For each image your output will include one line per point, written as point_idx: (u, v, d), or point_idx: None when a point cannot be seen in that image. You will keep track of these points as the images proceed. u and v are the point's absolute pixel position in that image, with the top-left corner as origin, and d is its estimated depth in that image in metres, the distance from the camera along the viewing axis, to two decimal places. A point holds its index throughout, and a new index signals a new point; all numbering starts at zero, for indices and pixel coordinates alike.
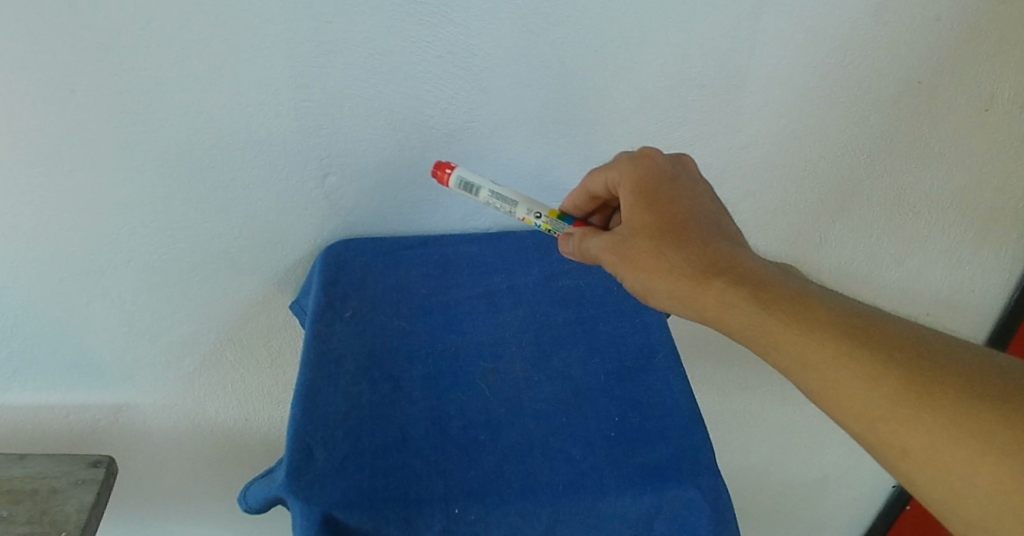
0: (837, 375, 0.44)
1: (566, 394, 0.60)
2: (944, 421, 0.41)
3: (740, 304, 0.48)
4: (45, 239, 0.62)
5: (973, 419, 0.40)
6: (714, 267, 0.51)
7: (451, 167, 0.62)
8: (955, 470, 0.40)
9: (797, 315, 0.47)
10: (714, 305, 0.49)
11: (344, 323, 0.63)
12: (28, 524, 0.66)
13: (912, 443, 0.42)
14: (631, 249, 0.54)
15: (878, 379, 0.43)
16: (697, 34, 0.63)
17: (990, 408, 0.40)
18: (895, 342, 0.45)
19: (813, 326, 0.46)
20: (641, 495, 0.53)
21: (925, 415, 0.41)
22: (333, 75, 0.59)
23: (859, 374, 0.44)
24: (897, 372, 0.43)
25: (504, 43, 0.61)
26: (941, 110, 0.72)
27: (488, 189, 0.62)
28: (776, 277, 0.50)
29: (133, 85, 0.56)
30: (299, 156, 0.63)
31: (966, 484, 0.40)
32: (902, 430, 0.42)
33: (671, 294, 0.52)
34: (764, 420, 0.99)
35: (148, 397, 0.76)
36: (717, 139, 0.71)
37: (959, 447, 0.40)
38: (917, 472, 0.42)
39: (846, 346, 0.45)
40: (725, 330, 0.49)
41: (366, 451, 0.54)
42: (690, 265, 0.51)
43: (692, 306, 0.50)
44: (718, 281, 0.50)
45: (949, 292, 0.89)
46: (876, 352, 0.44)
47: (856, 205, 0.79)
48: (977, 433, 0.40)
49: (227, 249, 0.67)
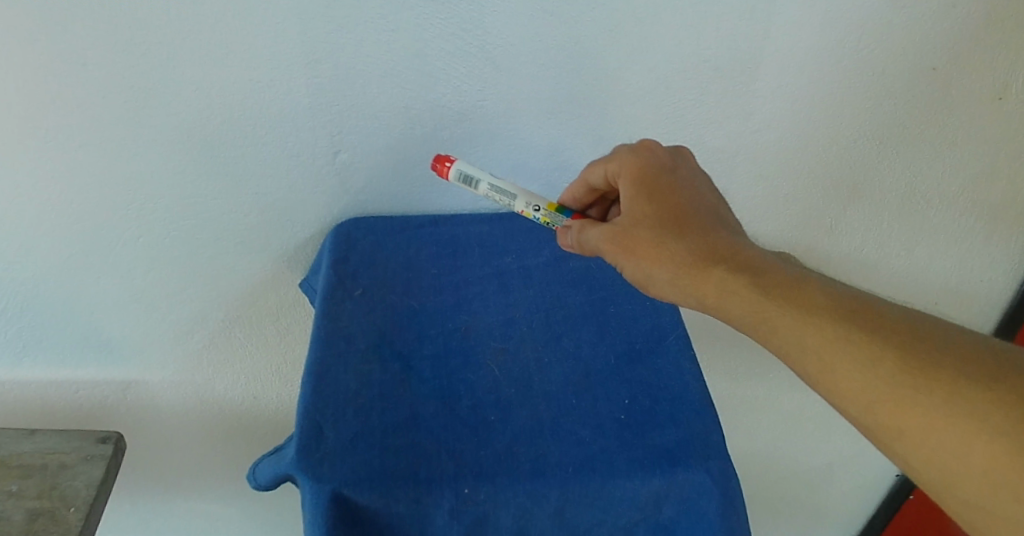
0: (835, 360, 0.44)
1: (577, 375, 0.59)
2: (939, 401, 0.41)
3: (741, 290, 0.48)
4: (56, 214, 0.62)
5: (967, 398, 0.41)
6: (712, 255, 0.51)
7: (451, 160, 0.63)
8: (950, 450, 0.41)
9: (797, 303, 0.46)
10: (713, 293, 0.49)
11: (354, 301, 0.63)
12: (36, 498, 0.66)
13: (908, 423, 0.42)
14: (628, 239, 0.54)
15: (877, 363, 0.43)
16: (711, 16, 0.62)
17: (983, 388, 0.41)
18: (892, 328, 0.44)
19: (814, 314, 0.46)
20: (650, 478, 0.53)
21: (921, 397, 0.42)
22: (344, 51, 0.59)
23: (857, 358, 0.44)
24: (895, 355, 0.43)
25: (517, 23, 0.60)
26: (956, 96, 0.71)
27: (487, 181, 0.62)
28: (775, 265, 0.50)
29: (143, 59, 0.55)
30: (311, 133, 0.63)
31: (960, 462, 0.40)
32: (897, 411, 0.42)
33: (669, 281, 0.51)
34: (771, 406, 0.98)
35: (158, 374, 0.77)
36: (729, 121, 0.70)
37: (951, 426, 0.40)
38: (914, 454, 0.42)
39: (845, 332, 0.44)
40: (724, 317, 0.49)
41: (376, 429, 0.53)
42: (686, 252, 0.51)
43: (692, 294, 0.50)
44: (719, 269, 0.50)
45: (960, 280, 0.88)
46: (875, 336, 0.44)
47: (870, 191, 0.78)
48: (970, 413, 0.40)
49: (236, 226, 0.67)
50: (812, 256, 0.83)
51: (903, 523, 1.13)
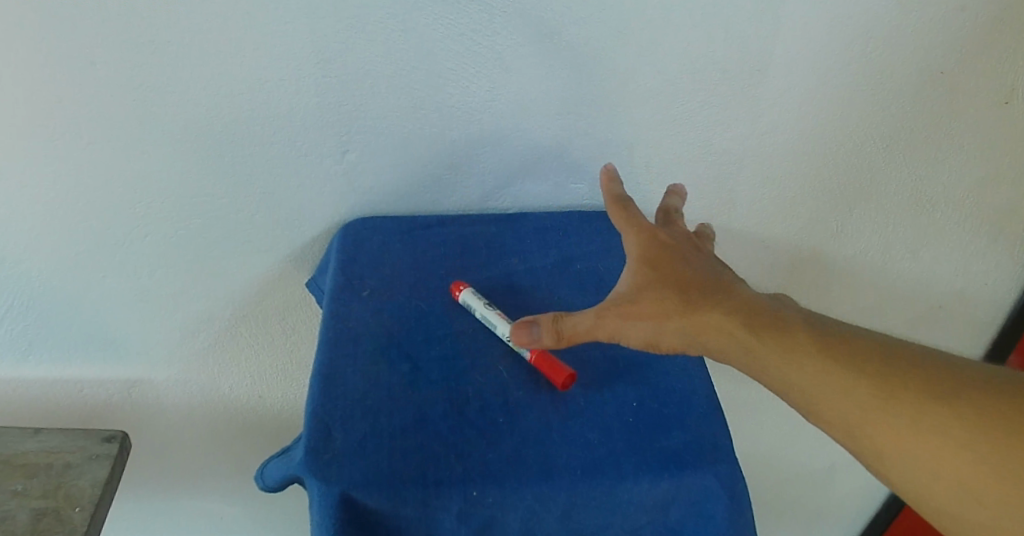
0: (839, 400, 0.46)
1: (584, 378, 0.59)
2: (936, 430, 0.44)
3: (738, 340, 0.50)
4: (62, 212, 0.62)
5: (967, 426, 0.43)
6: (701, 294, 0.53)
7: (460, 289, 0.63)
8: (925, 465, 0.44)
9: (781, 339, 0.49)
10: (709, 334, 0.50)
11: (361, 301, 0.62)
12: (42, 498, 0.66)
13: (888, 445, 0.45)
14: (622, 284, 0.55)
15: (855, 391, 0.46)
16: (721, 17, 0.62)
17: (981, 414, 0.43)
18: (868, 355, 0.47)
19: (796, 349, 0.48)
20: (659, 481, 0.53)
21: (898, 419, 0.45)
22: (354, 51, 0.58)
23: (837, 388, 0.46)
24: (871, 382, 0.46)
25: (527, 23, 0.60)
26: (965, 99, 0.70)
27: (480, 314, 0.61)
28: (759, 301, 0.52)
29: (152, 58, 0.55)
30: (319, 133, 0.62)
31: (936, 476, 0.44)
32: (891, 443, 0.45)
33: (664, 326, 0.52)
34: (775, 407, 0.98)
35: (162, 373, 0.76)
36: (738, 123, 0.70)
37: (953, 452, 0.43)
38: (922, 484, 0.44)
39: (824, 365, 0.47)
40: (732, 363, 0.50)
41: (385, 431, 0.53)
42: (677, 292, 0.53)
43: (699, 343, 0.51)
44: (722, 317, 0.51)
45: (964, 283, 0.87)
46: (852, 366, 0.47)
47: (878, 194, 0.78)
48: (941, 429, 0.44)
49: (243, 225, 0.67)
50: (818, 258, 0.83)
51: (902, 525, 1.13)
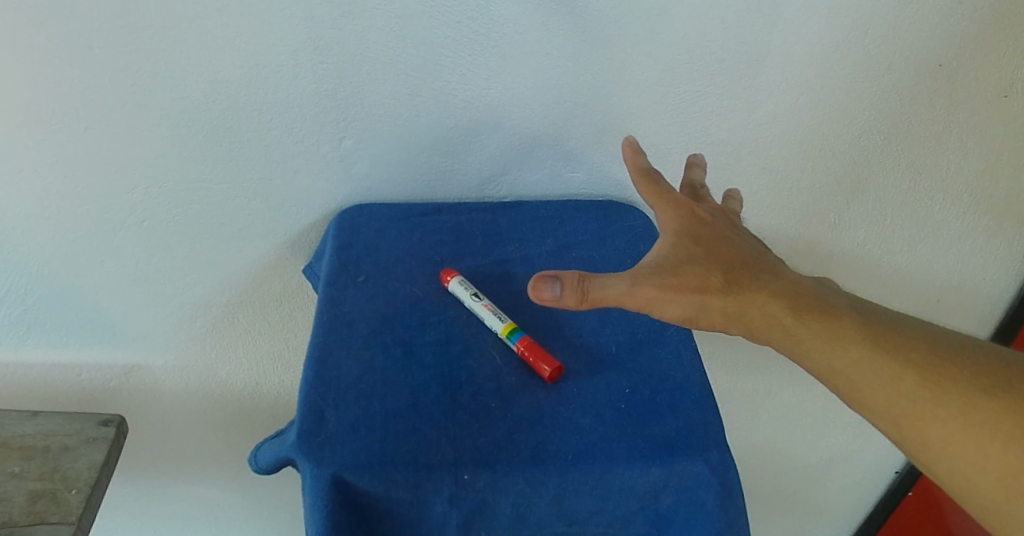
0: (871, 381, 0.49)
1: (577, 365, 0.60)
2: (958, 415, 0.47)
3: (781, 321, 0.51)
4: (60, 196, 0.62)
5: (986, 412, 0.47)
6: (747, 275, 0.53)
7: (450, 279, 0.63)
8: (945, 447, 0.47)
9: (827, 326, 0.51)
10: (755, 315, 0.51)
11: (356, 287, 0.63)
12: (39, 480, 0.67)
13: (912, 426, 0.48)
14: (658, 256, 0.54)
15: (897, 380, 0.49)
16: (717, 8, 0.62)
17: (999, 401, 0.47)
18: (909, 345, 0.50)
19: (843, 336, 0.50)
20: (649, 467, 0.53)
21: (924, 401, 0.48)
22: (351, 37, 0.59)
23: (881, 376, 0.49)
24: (903, 368, 0.49)
25: (523, 12, 0.60)
26: (962, 92, 0.70)
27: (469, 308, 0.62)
28: (802, 284, 0.53)
29: (150, 42, 0.55)
30: (316, 119, 0.63)
31: (954, 457, 0.47)
32: (918, 425, 0.48)
33: (706, 304, 0.51)
34: (770, 400, 0.99)
35: (159, 358, 0.77)
36: (734, 114, 0.70)
37: (973, 437, 0.46)
38: (941, 465, 0.48)
39: (869, 353, 0.50)
40: (770, 343, 0.52)
41: (377, 414, 0.54)
42: (722, 270, 0.53)
43: (740, 323, 0.51)
44: (765, 299, 0.52)
45: (962, 278, 0.87)
46: (893, 355, 0.50)
47: (875, 186, 0.78)
48: (964, 415, 0.47)
49: (240, 210, 0.67)
50: (814, 251, 0.83)
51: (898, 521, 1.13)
